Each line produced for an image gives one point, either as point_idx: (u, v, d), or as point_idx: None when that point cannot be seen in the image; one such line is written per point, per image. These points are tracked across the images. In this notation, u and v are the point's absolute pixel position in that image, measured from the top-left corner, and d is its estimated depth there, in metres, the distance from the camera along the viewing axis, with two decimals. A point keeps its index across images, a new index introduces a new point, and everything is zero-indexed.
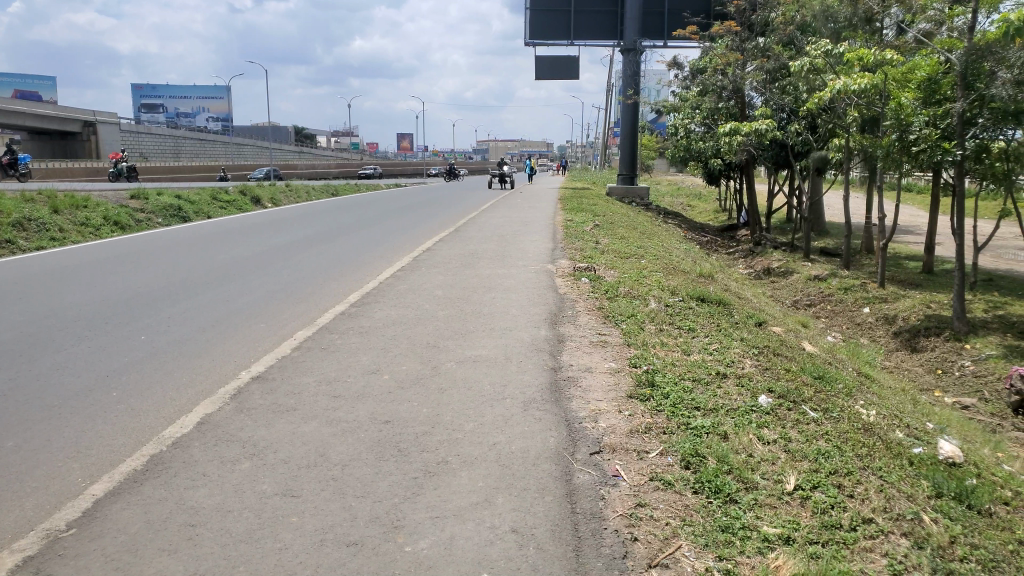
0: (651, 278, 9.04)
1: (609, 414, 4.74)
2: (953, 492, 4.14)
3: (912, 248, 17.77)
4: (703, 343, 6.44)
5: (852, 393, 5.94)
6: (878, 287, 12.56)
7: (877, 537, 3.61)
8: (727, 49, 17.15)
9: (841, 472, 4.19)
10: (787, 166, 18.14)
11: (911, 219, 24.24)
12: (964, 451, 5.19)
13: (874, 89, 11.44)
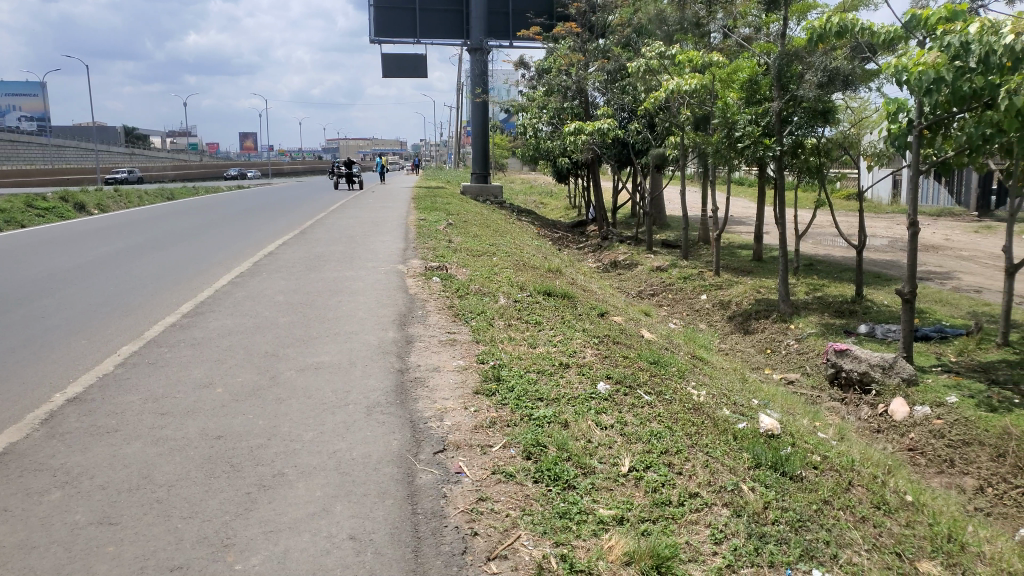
0: (501, 275, 9.18)
1: (454, 412, 4.76)
2: (769, 461, 4.51)
3: (743, 238, 19.12)
4: (548, 336, 6.60)
5: (685, 375, 6.32)
6: (713, 275, 13.40)
7: (702, 509, 3.87)
8: (569, 50, 17.69)
9: (670, 451, 4.45)
10: (630, 162, 18.97)
11: (743, 210, 26.08)
12: (784, 423, 5.63)
13: (704, 89, 12.23)
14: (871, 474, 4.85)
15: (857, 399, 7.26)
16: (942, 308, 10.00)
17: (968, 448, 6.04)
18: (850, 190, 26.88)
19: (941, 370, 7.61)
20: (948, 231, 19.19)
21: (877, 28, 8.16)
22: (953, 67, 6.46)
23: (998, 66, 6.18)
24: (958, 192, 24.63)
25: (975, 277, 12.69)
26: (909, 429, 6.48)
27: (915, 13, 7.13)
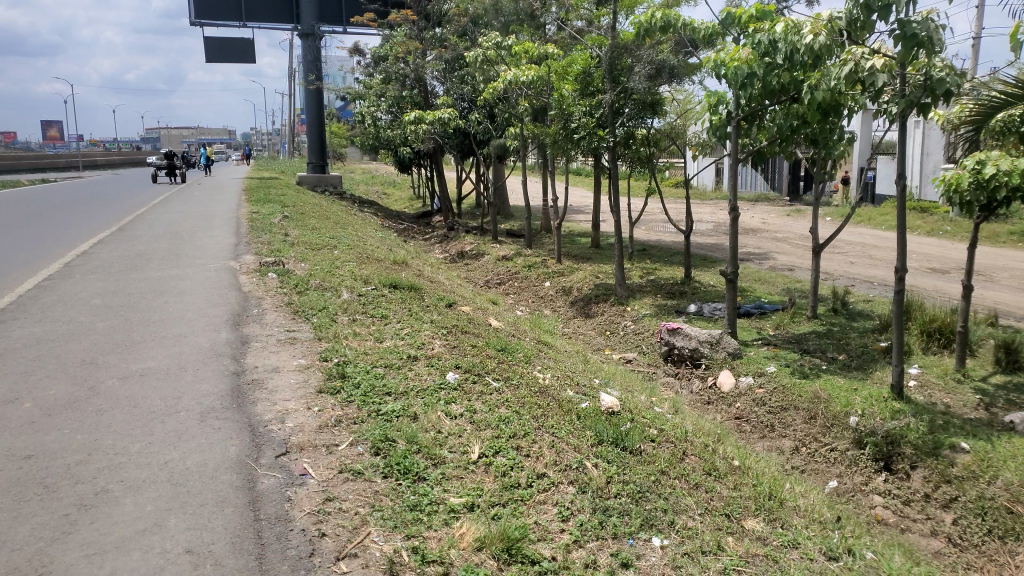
0: (343, 268, 8.96)
1: (298, 412, 4.59)
2: (611, 437, 4.72)
3: (583, 225, 19.82)
4: (395, 329, 6.52)
5: (531, 360, 6.46)
6: (555, 262, 13.80)
7: (549, 489, 3.98)
8: (406, 38, 17.48)
9: (518, 435, 4.54)
10: (471, 152, 19.09)
11: (582, 199, 27.05)
12: (624, 400, 5.89)
13: (540, 80, 12.52)
14: (703, 443, 5.19)
15: (689, 373, 7.75)
16: (761, 286, 10.87)
17: (785, 412, 6.57)
18: (678, 178, 28.58)
19: (761, 343, 8.28)
20: (764, 215, 20.88)
21: (697, 24, 8.70)
22: (763, 63, 7.03)
23: (800, 63, 6.71)
24: (772, 178, 26.85)
25: (788, 256, 13.91)
26: (735, 399, 7.00)
27: (730, 11, 7.69)
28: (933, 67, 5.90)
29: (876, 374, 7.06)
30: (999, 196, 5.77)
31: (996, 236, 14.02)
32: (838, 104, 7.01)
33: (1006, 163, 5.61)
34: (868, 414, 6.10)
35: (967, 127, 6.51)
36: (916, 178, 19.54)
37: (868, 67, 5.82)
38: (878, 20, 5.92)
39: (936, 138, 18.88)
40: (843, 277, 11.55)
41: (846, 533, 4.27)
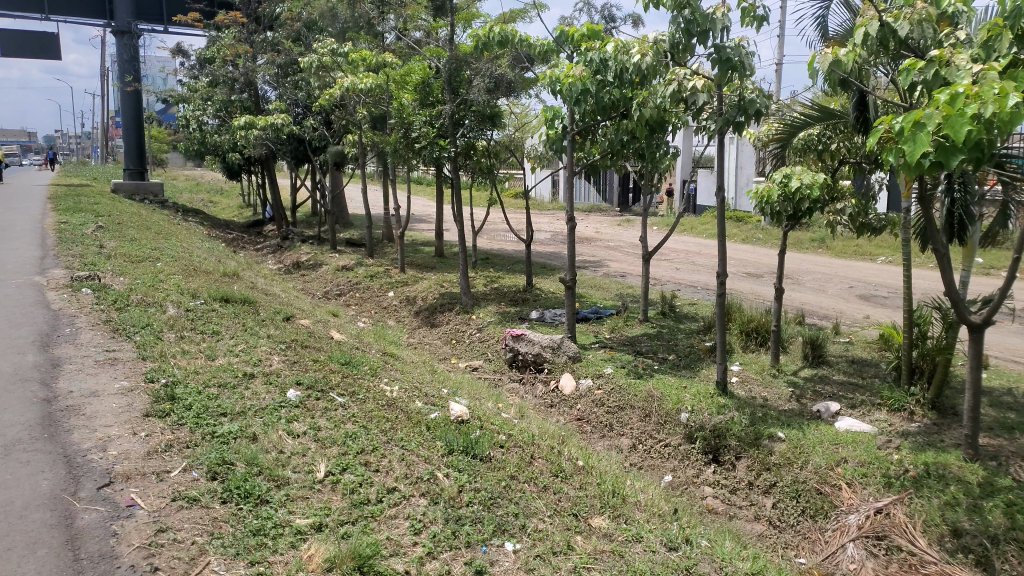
0: (168, 282, 8.37)
1: (122, 439, 4.22)
2: (461, 446, 4.72)
3: (425, 235, 19.78)
4: (229, 345, 6.16)
5: (377, 372, 6.34)
6: (398, 272, 13.66)
7: (400, 502, 3.93)
8: (234, 40, 16.65)
9: (367, 450, 4.43)
10: (307, 160, 18.49)
11: (422, 209, 27.00)
12: (471, 408, 5.92)
13: (378, 89, 12.34)
14: (549, 446, 5.31)
15: (533, 378, 7.92)
16: (597, 292, 11.35)
17: (623, 412, 6.86)
18: (517, 189, 29.30)
19: (598, 346, 8.62)
20: (598, 225, 21.85)
21: (532, 41, 8.93)
22: (595, 80, 7.37)
23: (628, 80, 7.06)
24: (604, 190, 28.18)
25: (621, 263, 14.63)
26: (577, 401, 7.24)
27: (564, 29, 8.00)
28: (745, 89, 6.46)
29: (703, 372, 7.58)
30: (803, 207, 6.37)
31: (801, 243, 15.54)
32: (664, 121, 7.44)
33: (809, 177, 6.21)
34: (697, 410, 6.51)
35: (774, 144, 7.14)
36: (731, 190, 21.25)
37: (690, 87, 6.22)
38: (697, 44, 6.37)
39: (748, 154, 20.65)
40: (671, 282, 12.30)
41: (684, 524, 4.53)
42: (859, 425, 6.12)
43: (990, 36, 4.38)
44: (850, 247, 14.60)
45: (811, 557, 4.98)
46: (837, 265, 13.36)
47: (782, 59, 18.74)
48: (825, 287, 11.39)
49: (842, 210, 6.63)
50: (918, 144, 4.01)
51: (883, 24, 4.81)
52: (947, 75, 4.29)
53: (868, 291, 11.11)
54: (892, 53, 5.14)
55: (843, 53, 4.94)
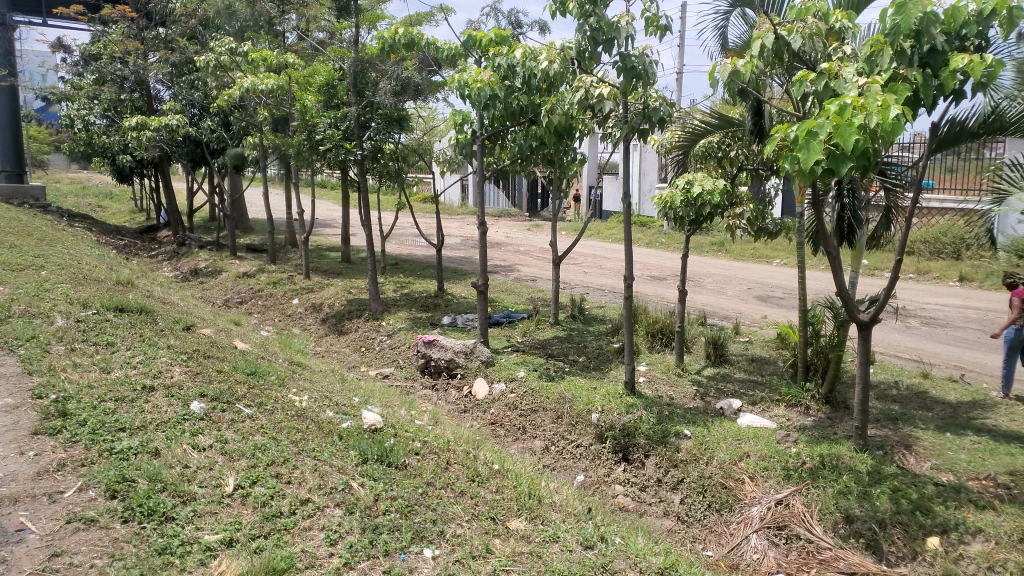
0: (55, 291, 7.86)
1: (8, 460, 3.94)
2: (375, 455, 4.66)
3: (330, 240, 19.36)
4: (125, 357, 5.85)
5: (285, 382, 6.17)
6: (303, 278, 13.33)
7: (314, 513, 3.87)
8: (123, 36, 15.83)
9: (278, 461, 4.31)
10: (205, 163, 17.75)
11: (327, 213, 26.42)
12: (384, 416, 5.84)
13: (281, 90, 12.01)
14: (465, 451, 5.31)
15: (446, 384, 7.90)
16: (508, 296, 11.42)
17: (536, 415, 6.93)
18: (425, 194, 29.18)
19: (510, 350, 8.67)
20: (507, 229, 22.01)
21: (440, 45, 8.91)
22: (504, 85, 7.41)
23: (536, 86, 7.16)
24: (512, 195, 28.43)
25: (531, 268, 14.78)
26: (490, 405, 7.27)
27: (472, 34, 8.02)
28: (649, 97, 6.65)
29: (612, 373, 7.76)
30: (705, 212, 6.63)
31: (701, 247, 16.15)
32: (570, 127, 7.57)
33: (709, 183, 6.45)
34: (607, 410, 6.64)
35: (677, 151, 7.45)
36: (636, 196, 21.87)
37: (597, 94, 6.36)
38: (602, 52, 6.52)
39: (651, 160, 21.29)
40: (579, 286, 12.53)
41: (598, 522, 4.61)
42: (759, 421, 6.41)
43: (873, 52, 4.69)
44: (747, 251, 15.27)
45: (717, 550, 5.17)
46: (736, 267, 13.95)
47: (682, 68, 19.40)
48: (725, 289, 11.87)
49: (741, 214, 6.94)
50: (811, 152, 4.28)
51: (778, 37, 5.07)
52: (837, 86, 4.58)
53: (765, 292, 11.66)
54: (786, 65, 5.43)
55: (741, 64, 5.16)
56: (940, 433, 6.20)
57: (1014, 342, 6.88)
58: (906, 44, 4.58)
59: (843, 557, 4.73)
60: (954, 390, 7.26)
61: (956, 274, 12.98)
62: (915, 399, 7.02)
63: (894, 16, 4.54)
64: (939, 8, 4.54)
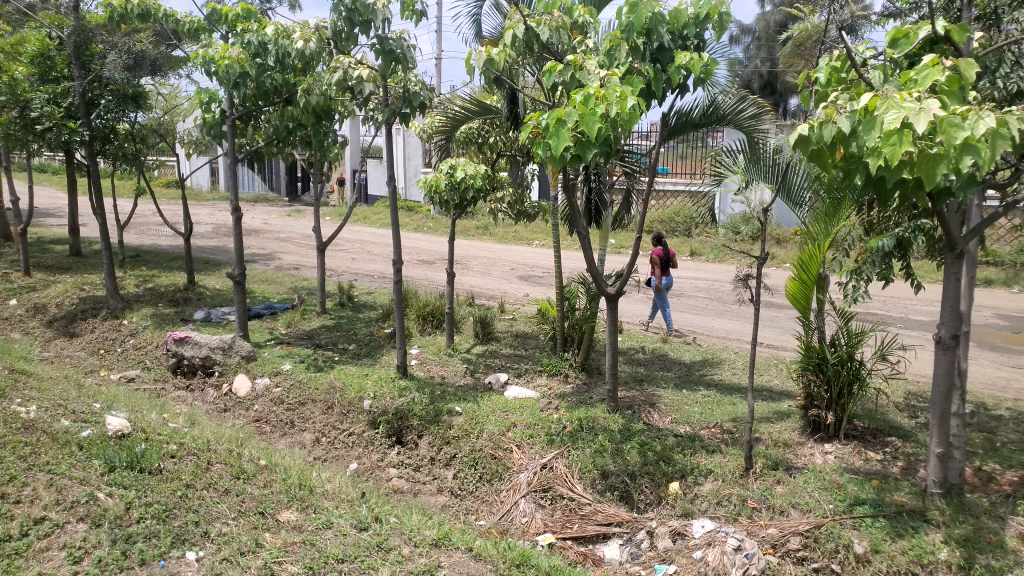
0: None
1: None
2: (125, 461, 4.28)
3: (55, 231, 17.10)
4: None
5: (6, 393, 5.38)
6: (22, 276, 11.65)
7: (52, 533, 3.58)
8: None
9: (3, 480, 3.89)
10: None
11: (49, 201, 23.33)
12: (133, 421, 5.31)
13: None
14: (227, 449, 4.99)
15: (203, 383, 7.32)
16: (269, 287, 10.89)
17: (303, 407, 6.70)
18: (168, 177, 26.85)
19: (274, 342, 8.26)
20: (265, 216, 20.95)
21: (179, 17, 8.22)
22: (255, 63, 7.02)
23: (291, 66, 6.94)
24: (269, 178, 27.14)
25: (293, 255, 14.22)
26: (253, 402, 6.87)
27: (216, 7, 7.42)
28: (409, 81, 6.66)
29: (383, 359, 7.73)
30: (468, 195, 6.80)
31: (467, 230, 16.60)
32: (330, 110, 7.47)
33: (471, 168, 6.65)
34: (379, 396, 6.62)
35: (439, 136, 7.52)
36: (400, 180, 21.86)
37: (355, 76, 6.20)
38: (359, 34, 6.40)
39: (414, 145, 21.42)
40: (346, 273, 12.27)
41: (372, 504, 4.58)
42: (524, 392, 6.75)
43: (612, 47, 5.08)
44: (509, 233, 15.95)
45: (489, 518, 5.34)
46: (499, 249, 14.50)
47: (440, 54, 19.68)
48: (490, 271, 12.29)
49: (502, 198, 7.13)
50: (561, 139, 4.54)
51: (527, 28, 5.31)
52: (581, 77, 4.93)
53: (527, 272, 12.26)
54: (536, 57, 5.69)
55: (495, 53, 5.41)
56: (678, 390, 6.98)
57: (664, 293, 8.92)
58: (639, 40, 5.06)
59: (601, 510, 5.17)
60: (688, 351, 8.20)
61: (688, 249, 14.61)
62: (657, 362, 7.83)
63: (629, 14, 5.00)
64: (664, 9, 5.04)
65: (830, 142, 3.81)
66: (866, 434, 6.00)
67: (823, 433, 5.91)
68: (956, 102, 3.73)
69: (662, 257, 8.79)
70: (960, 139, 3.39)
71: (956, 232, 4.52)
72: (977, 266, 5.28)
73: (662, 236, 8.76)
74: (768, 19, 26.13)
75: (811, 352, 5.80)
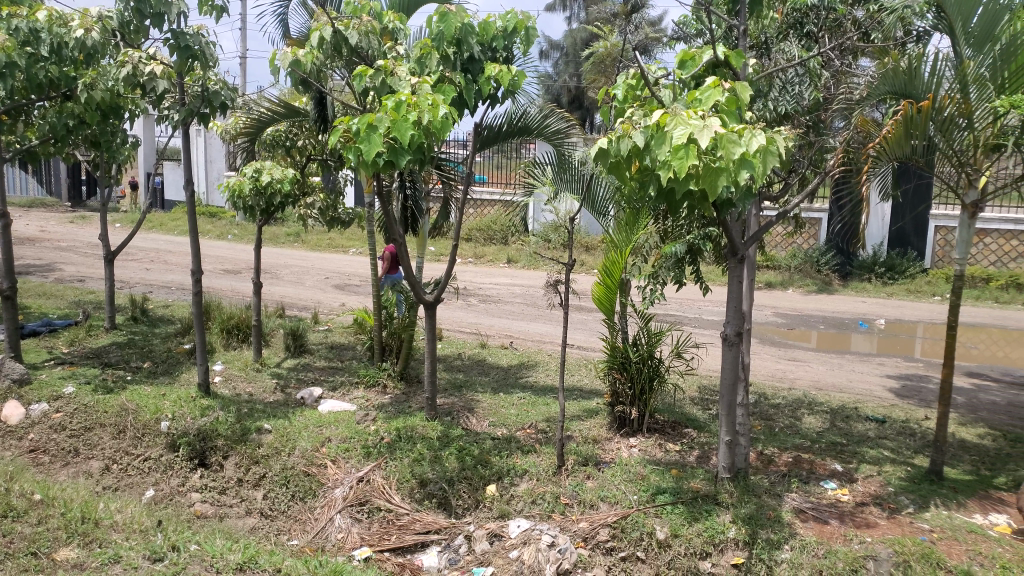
0: None
1: None
2: None
3: None
4: None
5: None
6: None
7: None
8: None
9: None
10: None
11: None
12: None
13: None
14: None
15: None
16: (46, 301, 9.79)
17: (89, 433, 6.08)
18: None
19: (53, 363, 7.43)
20: (43, 222, 18.86)
21: None
22: (25, 52, 6.25)
23: (70, 58, 6.38)
24: (47, 181, 24.47)
25: (76, 266, 12.91)
26: (27, 431, 6.12)
27: None
28: (207, 80, 6.28)
29: (182, 377, 7.19)
30: (275, 201, 6.52)
31: (277, 238, 15.94)
32: (117, 106, 6.98)
33: (278, 172, 6.39)
34: (178, 416, 6.16)
35: (243, 138, 7.13)
36: (201, 185, 20.57)
37: (147, 71, 5.76)
38: (150, 27, 5.90)
39: (216, 147, 20.24)
40: (139, 284, 11.31)
41: (169, 532, 4.22)
42: (340, 405, 6.58)
43: (422, 54, 5.07)
44: (322, 241, 15.49)
45: (303, 537, 5.10)
46: (312, 258, 14.04)
47: (244, 54, 18.80)
48: (303, 280, 11.87)
49: (312, 204, 6.99)
50: (372, 144, 4.48)
51: (335, 31, 5.17)
52: (392, 83, 4.89)
53: (342, 281, 11.97)
54: (346, 60, 5.54)
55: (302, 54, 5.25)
56: (495, 394, 7.11)
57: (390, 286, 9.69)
58: (450, 50, 5.11)
59: (419, 519, 5.12)
60: (505, 356, 8.39)
61: (504, 257, 14.96)
62: (474, 367, 7.93)
63: (438, 23, 5.06)
64: (474, 20, 5.15)
65: (627, 155, 4.08)
66: (666, 426, 6.44)
67: (628, 428, 6.27)
68: (734, 121, 4.12)
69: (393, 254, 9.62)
70: (736, 154, 3.75)
71: (737, 239, 4.98)
72: (756, 269, 5.84)
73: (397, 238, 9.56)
74: (575, 36, 27.38)
75: (616, 352, 6.14)
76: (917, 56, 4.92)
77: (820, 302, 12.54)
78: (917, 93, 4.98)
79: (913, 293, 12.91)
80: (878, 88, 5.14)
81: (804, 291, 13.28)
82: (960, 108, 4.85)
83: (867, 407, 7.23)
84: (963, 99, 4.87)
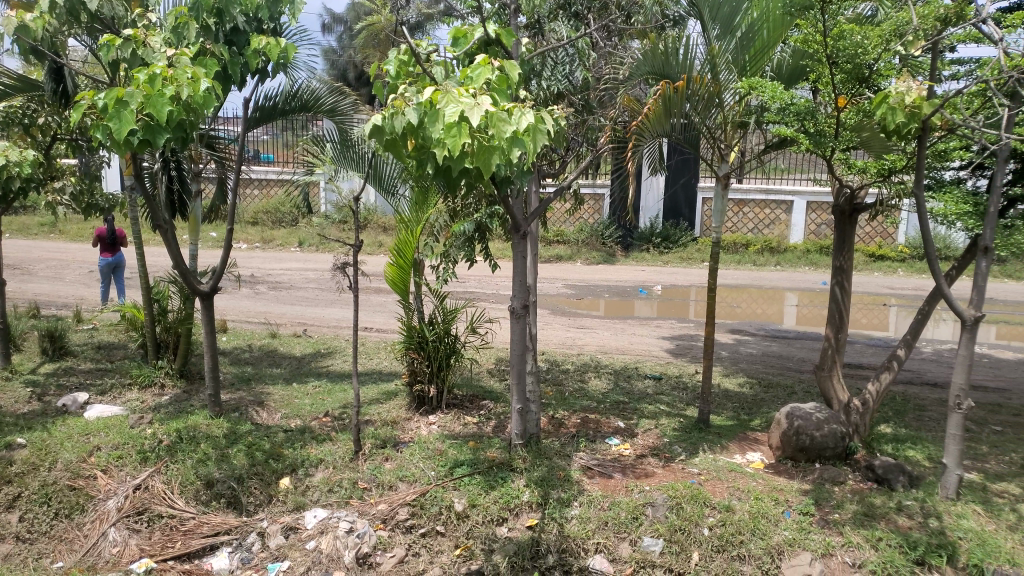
0: None
1: None
2: None
3: None
4: None
5: None
6: None
7: None
8: None
9: None
10: None
11: None
12: None
13: None
14: None
15: None
16: None
17: None
18: None
19: None
20: None
21: None
22: None
23: None
24: None
25: None
26: None
27: None
28: None
29: None
30: (14, 186, 5.75)
31: (27, 229, 14.17)
32: None
33: (17, 154, 5.58)
34: None
35: None
36: None
37: None
38: None
39: None
40: None
41: None
42: (109, 410, 6.01)
43: (178, 24, 4.68)
44: (84, 231, 13.99)
45: (70, 558, 4.65)
46: (72, 250, 12.64)
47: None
48: (61, 275, 10.67)
49: (63, 189, 6.31)
50: (123, 122, 4.07)
51: None
52: (144, 55, 4.45)
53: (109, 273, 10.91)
54: (87, 27, 5.01)
55: (30, 19, 4.68)
56: (287, 385, 6.85)
57: (108, 269, 8.97)
58: (210, 20, 4.76)
59: (206, 521, 4.83)
60: (298, 344, 8.09)
61: (295, 240, 14.40)
62: (265, 359, 7.57)
63: None
64: None
65: (402, 133, 4.02)
66: (464, 401, 6.56)
67: (428, 406, 6.31)
68: (505, 99, 4.20)
69: (107, 237, 8.79)
70: (507, 133, 3.79)
71: (519, 216, 5.15)
72: (539, 244, 6.07)
73: (107, 217, 8.63)
74: (357, 10, 26.69)
75: (412, 332, 6.14)
76: (672, 39, 5.35)
77: (605, 272, 13.34)
78: (672, 73, 5.43)
79: (685, 261, 14.14)
80: (638, 68, 5.51)
81: (591, 263, 14.06)
82: (710, 89, 5.32)
83: (646, 367, 7.82)
84: (713, 81, 5.33)
